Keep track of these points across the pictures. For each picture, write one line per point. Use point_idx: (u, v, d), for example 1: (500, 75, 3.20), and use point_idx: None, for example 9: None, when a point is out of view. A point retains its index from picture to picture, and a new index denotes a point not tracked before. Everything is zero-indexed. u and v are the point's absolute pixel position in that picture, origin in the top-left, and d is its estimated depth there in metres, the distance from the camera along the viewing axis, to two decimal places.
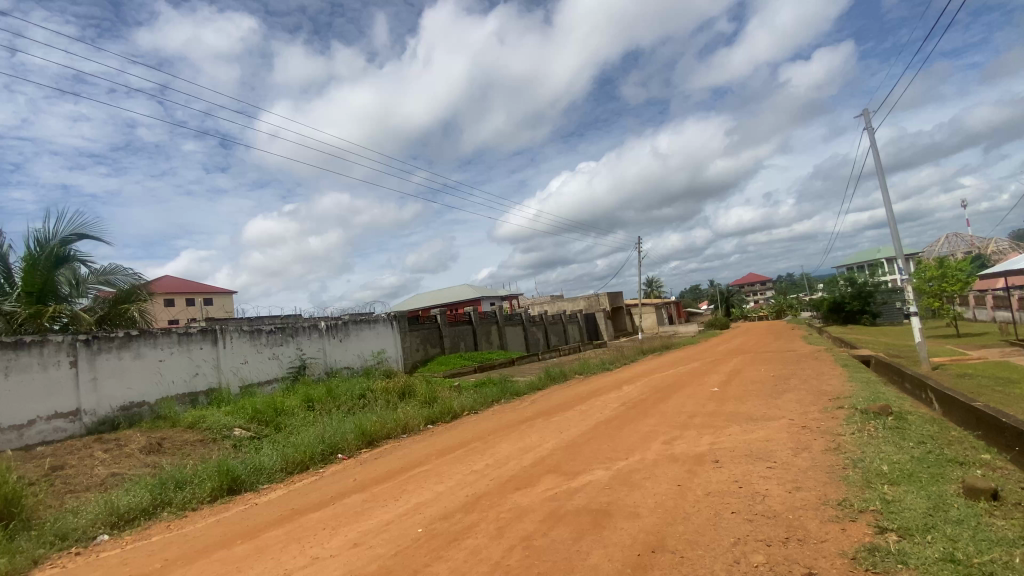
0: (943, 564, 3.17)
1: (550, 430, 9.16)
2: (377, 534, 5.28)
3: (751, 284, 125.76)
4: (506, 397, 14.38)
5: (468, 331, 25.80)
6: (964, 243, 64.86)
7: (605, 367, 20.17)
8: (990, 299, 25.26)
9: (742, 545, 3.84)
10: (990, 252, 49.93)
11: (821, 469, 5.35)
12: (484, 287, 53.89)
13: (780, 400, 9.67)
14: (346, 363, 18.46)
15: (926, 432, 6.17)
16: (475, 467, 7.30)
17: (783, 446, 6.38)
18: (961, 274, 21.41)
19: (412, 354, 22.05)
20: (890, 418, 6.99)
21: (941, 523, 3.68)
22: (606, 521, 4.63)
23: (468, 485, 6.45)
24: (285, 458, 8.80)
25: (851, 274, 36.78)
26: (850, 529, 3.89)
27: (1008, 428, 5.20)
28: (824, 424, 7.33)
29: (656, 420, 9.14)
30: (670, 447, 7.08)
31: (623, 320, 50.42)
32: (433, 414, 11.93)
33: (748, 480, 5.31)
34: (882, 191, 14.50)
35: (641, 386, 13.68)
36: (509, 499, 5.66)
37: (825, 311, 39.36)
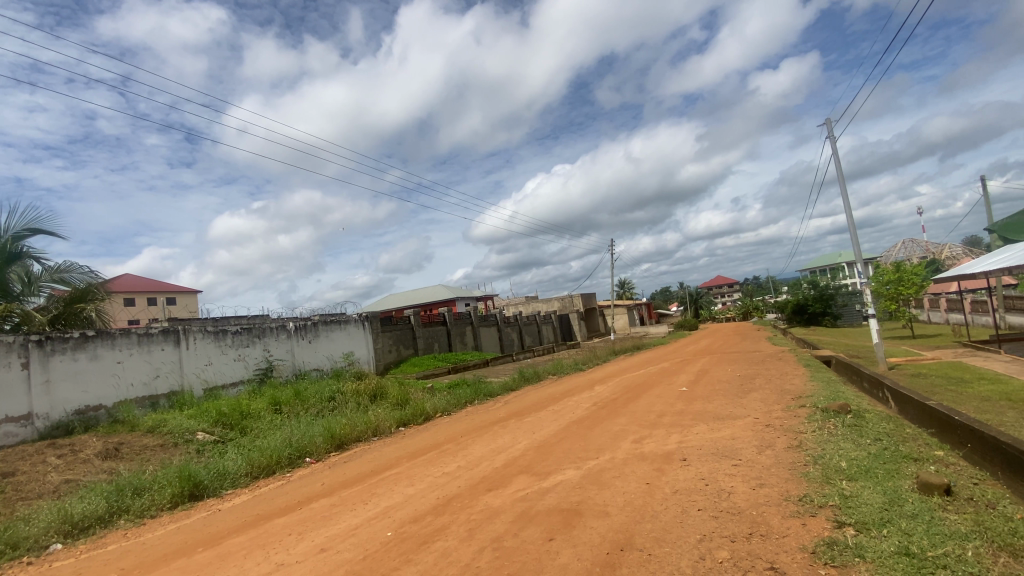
0: (898, 558, 3.29)
1: (522, 431, 9.15)
2: (345, 538, 5.16)
3: (720, 286, 128.81)
4: (480, 397, 14.35)
5: (442, 332, 25.64)
6: (919, 249, 67.89)
7: (578, 367, 20.34)
8: (943, 302, 26.60)
9: (708, 542, 3.91)
10: (944, 257, 52.43)
11: (783, 466, 5.51)
12: (459, 288, 53.74)
13: (746, 399, 9.91)
14: (316, 364, 18.08)
15: (882, 429, 6.43)
16: (446, 469, 7.24)
17: (748, 444, 6.56)
18: (916, 278, 22.45)
19: (384, 355, 21.78)
20: (849, 416, 7.26)
21: (896, 517, 3.83)
22: (576, 521, 4.66)
23: (439, 487, 6.39)
24: (250, 463, 8.55)
25: (814, 277, 38.28)
26: (810, 525, 4.01)
27: (960, 425, 5.45)
28: (787, 422, 7.55)
29: (626, 419, 9.26)
30: (639, 446, 7.18)
31: (597, 321, 51.05)
32: (405, 416, 11.81)
33: (714, 477, 5.42)
34: (843, 198, 15.05)
35: (613, 386, 13.85)
36: (480, 500, 5.63)
37: (789, 314, 40.59)
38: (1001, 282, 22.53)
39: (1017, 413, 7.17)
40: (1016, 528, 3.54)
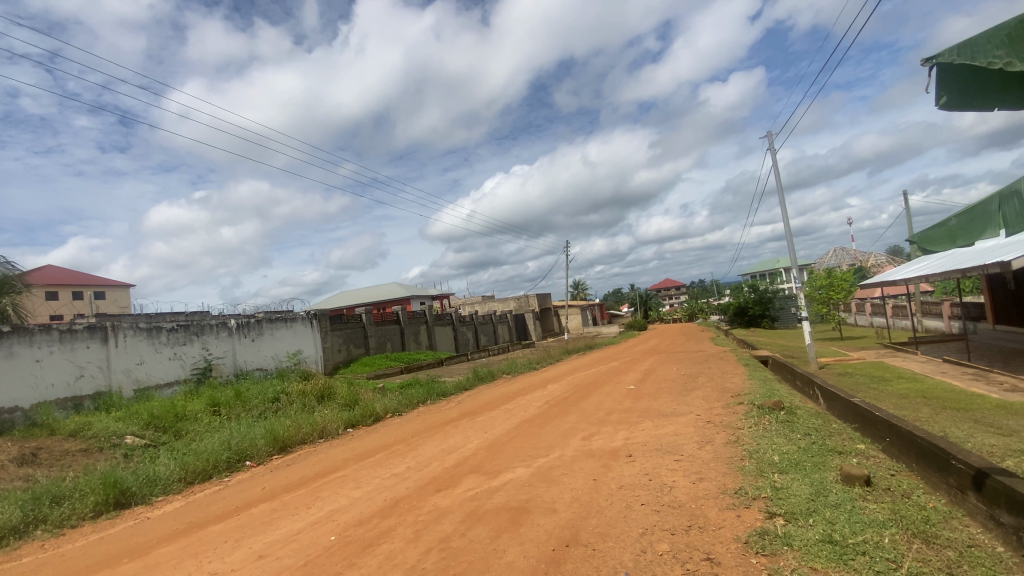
0: (822, 545, 3.51)
1: (473, 430, 9.10)
2: (285, 544, 4.96)
3: (669, 288, 133.68)
4: (432, 397, 14.17)
5: (395, 331, 25.16)
6: (847, 257, 72.86)
7: (532, 367, 20.47)
8: (868, 306, 28.69)
9: (649, 535, 4.04)
10: (870, 264, 56.57)
11: (721, 461, 5.76)
12: (414, 287, 52.96)
13: (690, 396, 10.30)
14: (259, 364, 17.29)
15: (811, 425, 6.85)
16: (394, 470, 7.09)
17: (690, 440, 6.81)
18: (845, 284, 24.07)
19: (333, 355, 21.12)
20: (782, 412, 7.70)
21: (821, 507, 4.09)
22: (524, 519, 4.67)
23: (386, 489, 6.25)
24: (184, 467, 8.06)
25: (754, 282, 40.37)
26: (744, 516, 4.21)
27: (879, 420, 5.89)
28: (727, 419, 7.90)
29: (576, 417, 9.40)
30: (588, 443, 7.31)
31: (551, 321, 51.65)
32: (353, 418, 11.46)
33: (657, 473, 5.59)
34: (783, 208, 15.67)
35: (564, 385, 14.03)
36: (429, 501, 5.55)
37: (731, 316, 42.55)
38: (918, 288, 24.52)
39: (928, 409, 7.81)
40: (927, 516, 3.86)
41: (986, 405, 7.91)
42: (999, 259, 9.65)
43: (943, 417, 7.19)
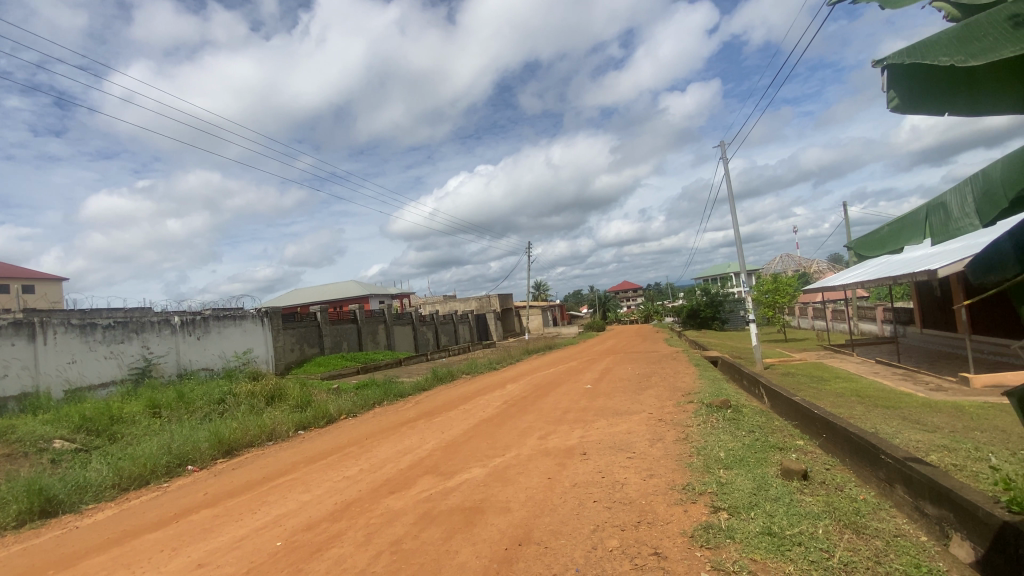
0: (762, 537, 3.67)
1: (430, 431, 8.98)
2: (227, 551, 4.74)
3: (626, 291, 136.98)
4: (389, 398, 13.90)
5: (352, 330, 24.60)
6: (792, 264, 76.74)
7: (491, 366, 20.46)
8: (810, 310, 30.34)
9: (601, 532, 4.10)
10: (813, 271, 59.86)
11: (671, 457, 5.93)
12: (373, 286, 51.94)
13: (644, 395, 10.57)
14: (204, 364, 16.48)
15: (756, 422, 7.16)
16: (346, 473, 6.92)
17: (642, 438, 6.97)
18: (790, 288, 25.30)
19: (286, 354, 20.38)
20: (729, 410, 8.02)
21: (762, 501, 4.27)
22: (477, 519, 4.65)
23: (337, 492, 6.08)
24: (118, 473, 7.58)
25: (706, 285, 41.92)
26: (690, 511, 4.35)
27: (817, 418, 6.22)
28: (677, 417, 8.15)
29: (533, 416, 9.45)
30: (544, 442, 7.37)
31: (512, 321, 51.77)
32: (305, 419, 11.10)
33: (610, 470, 5.70)
34: (732, 214, 16.41)
35: (523, 385, 14.07)
36: (381, 503, 5.44)
37: (684, 318, 43.99)
38: (855, 294, 26.13)
39: (862, 408, 8.31)
40: (858, 507, 4.10)
41: (913, 404, 8.48)
42: (927, 267, 10.37)
43: (875, 414, 7.66)
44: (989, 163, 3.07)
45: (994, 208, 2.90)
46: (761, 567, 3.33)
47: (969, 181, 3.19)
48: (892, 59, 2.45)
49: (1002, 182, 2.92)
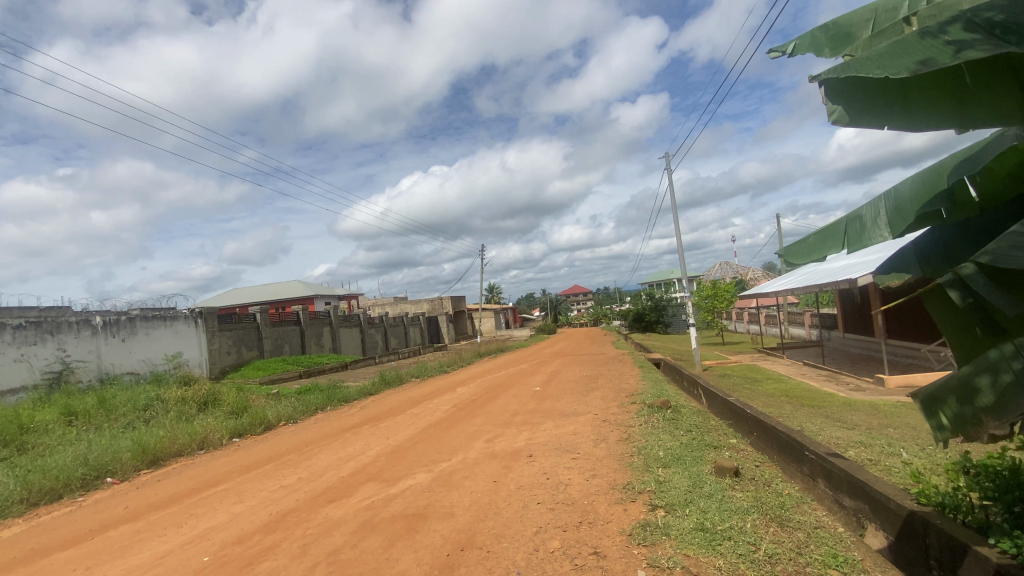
0: (696, 533, 3.82)
1: (374, 436, 8.75)
2: (149, 569, 4.41)
3: (576, 295, 139.71)
4: (333, 403, 13.43)
5: (295, 332, 23.65)
6: (730, 271, 80.84)
7: (441, 368, 20.26)
8: (746, 315, 32.06)
9: (543, 533, 4.14)
10: (750, 277, 63.35)
11: (613, 457, 6.08)
12: (318, 287, 50.18)
13: (590, 397, 10.78)
14: (129, 368, 15.31)
15: (693, 422, 7.47)
16: (283, 482, 6.62)
17: (587, 439, 7.10)
18: (727, 294, 26.62)
19: (222, 358, 19.28)
20: (668, 410, 8.32)
21: (696, 498, 4.45)
22: (420, 525, 4.58)
23: (273, 502, 5.81)
24: (26, 487, 6.88)
25: (651, 290, 43.40)
26: (630, 509, 4.47)
27: (748, 417, 6.56)
28: (620, 417, 8.37)
29: (481, 419, 9.42)
30: (491, 445, 7.35)
31: (463, 323, 51.42)
32: (240, 426, 10.53)
33: (554, 472, 5.76)
34: (674, 222, 17.17)
35: (472, 388, 13.98)
36: (320, 512, 5.24)
37: (631, 321, 45.34)
38: (785, 300, 27.90)
39: (789, 407, 8.86)
40: (783, 501, 4.37)
41: (835, 403, 9.10)
42: (848, 276, 11.22)
43: (801, 413, 8.18)
44: (898, 183, 3.40)
45: (904, 222, 3.19)
46: (695, 563, 3.45)
47: (882, 197, 3.49)
48: (827, 73, 2.48)
49: (912, 199, 3.24)
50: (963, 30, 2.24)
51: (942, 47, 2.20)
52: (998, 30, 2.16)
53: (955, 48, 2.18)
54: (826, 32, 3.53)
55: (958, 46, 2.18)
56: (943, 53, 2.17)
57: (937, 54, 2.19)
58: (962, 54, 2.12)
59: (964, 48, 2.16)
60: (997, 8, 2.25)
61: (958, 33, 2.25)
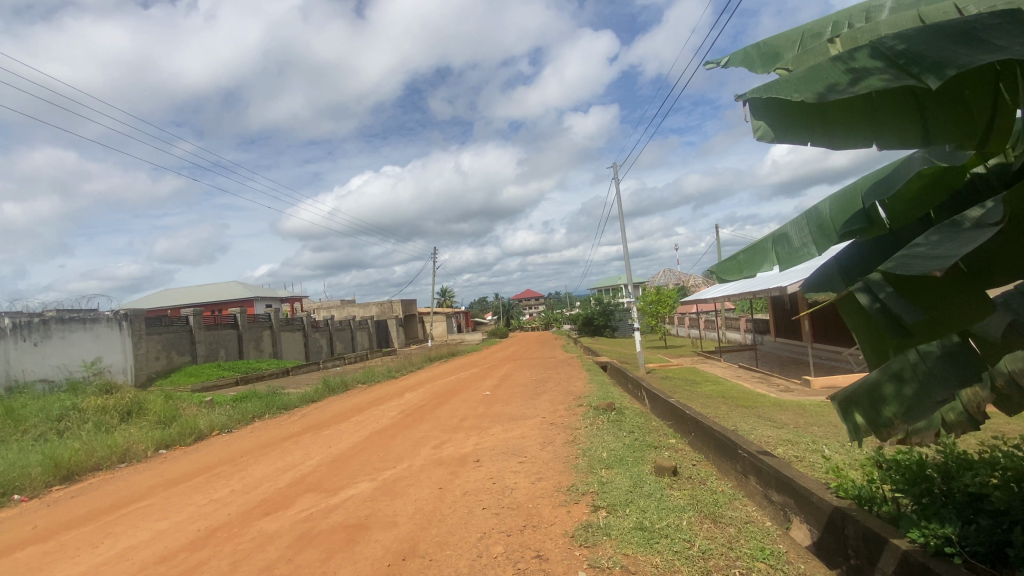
0: (636, 532, 3.93)
1: (316, 445, 8.44)
2: None
3: (528, 299, 140.98)
4: (271, 410, 12.83)
5: (231, 336, 22.43)
6: (673, 278, 83.93)
7: (388, 373, 19.84)
8: (687, 320, 33.52)
9: (487, 539, 4.13)
10: (691, 285, 66.22)
11: (559, 460, 6.16)
12: (258, 288, 47.89)
13: (538, 400, 10.88)
14: (41, 374, 13.97)
15: (636, 423, 7.69)
16: (214, 495, 6.24)
17: (534, 442, 7.16)
18: (671, 299, 27.73)
19: (149, 363, 17.96)
20: (612, 412, 8.52)
21: (637, 498, 4.59)
22: (361, 536, 4.44)
23: (202, 517, 5.46)
24: None
25: (599, 295, 44.51)
26: (573, 511, 4.54)
27: (687, 417, 6.83)
28: (567, 420, 8.49)
29: (429, 425, 9.28)
30: (438, 451, 7.26)
31: (414, 327, 50.54)
32: (168, 436, 9.85)
33: (501, 476, 5.76)
34: (621, 230, 17.78)
35: (420, 394, 13.76)
36: (254, 526, 4.98)
37: (580, 325, 46.24)
38: (723, 306, 29.41)
39: (725, 408, 9.31)
40: (716, 498, 4.58)
41: (766, 404, 9.65)
42: (779, 284, 11.98)
43: (734, 413, 8.63)
44: (817, 201, 3.67)
45: (829, 240, 3.47)
46: (633, 561, 3.55)
47: (803, 216, 3.75)
48: (753, 93, 2.63)
49: (832, 219, 3.53)
50: (868, 57, 2.38)
51: (844, 74, 2.39)
52: (900, 59, 2.24)
53: (856, 77, 2.35)
54: (758, 50, 3.76)
55: (858, 75, 2.34)
56: (845, 80, 2.35)
57: (841, 80, 2.37)
58: (861, 82, 2.30)
59: (864, 76, 2.32)
60: (900, 37, 2.32)
61: (861, 60, 2.40)
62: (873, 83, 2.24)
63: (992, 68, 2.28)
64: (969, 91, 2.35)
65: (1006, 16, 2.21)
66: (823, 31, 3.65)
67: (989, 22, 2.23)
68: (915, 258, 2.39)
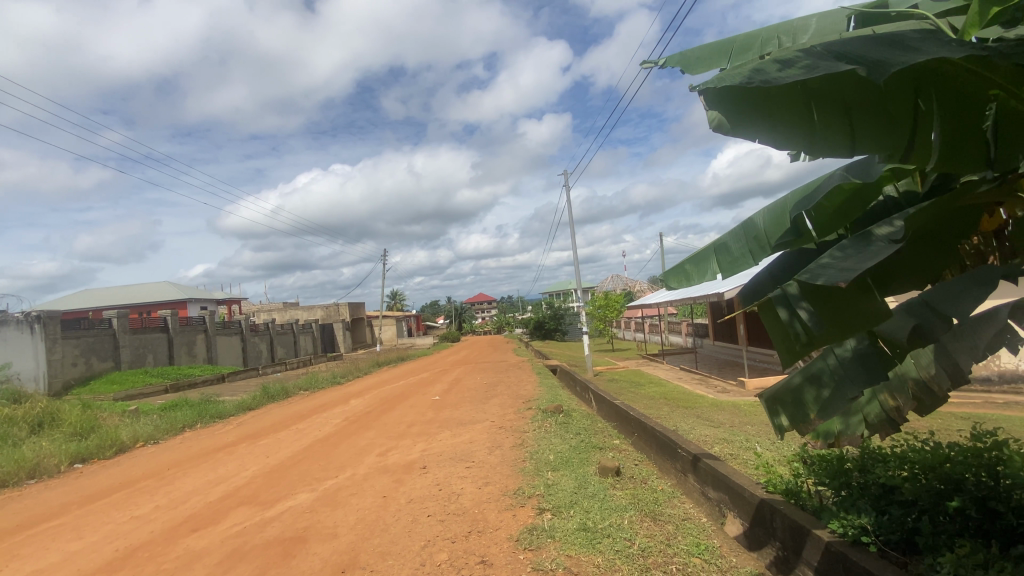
0: (578, 533, 4.00)
1: (253, 455, 8.03)
2: None
3: (480, 303, 140.74)
4: (204, 419, 12.11)
5: (161, 340, 20.99)
6: (621, 284, 86.25)
7: (334, 379, 19.21)
8: (633, 324, 34.64)
9: (431, 547, 4.06)
10: (637, 289, 68.48)
11: (506, 464, 6.17)
12: (193, 289, 45.12)
13: (487, 404, 10.86)
14: None
15: (582, 425, 7.84)
16: (136, 512, 5.79)
17: (482, 446, 7.13)
18: (618, 304, 28.52)
19: (65, 370, 16.48)
20: (560, 415, 8.64)
21: (581, 499, 4.66)
22: (298, 549, 4.26)
23: (121, 537, 5.05)
24: None
25: (550, 299, 45.13)
26: (518, 514, 4.56)
27: (631, 418, 7.03)
28: (516, 423, 8.52)
29: (374, 432, 9.04)
30: (383, 458, 7.09)
31: (362, 331, 49.23)
32: (86, 449, 9.08)
33: (447, 482, 5.69)
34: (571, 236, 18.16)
35: (366, 400, 13.40)
36: (179, 544, 4.65)
37: (531, 329, 46.69)
38: (667, 310, 30.63)
39: (667, 409, 9.66)
40: (656, 497, 4.74)
41: (705, 404, 10.09)
42: (718, 291, 12.60)
43: (675, 414, 8.99)
44: (751, 213, 3.89)
45: (763, 251, 3.69)
46: (575, 562, 3.60)
47: (739, 228, 3.96)
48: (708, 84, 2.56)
49: (766, 232, 3.75)
50: (796, 51, 2.49)
51: (769, 63, 2.48)
52: (840, 56, 2.33)
53: (782, 65, 2.44)
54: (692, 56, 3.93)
55: (784, 64, 2.43)
56: (771, 67, 2.45)
57: (767, 68, 2.45)
58: (786, 69, 2.40)
59: (787, 65, 2.42)
60: (829, 43, 2.46)
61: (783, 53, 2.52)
62: (798, 71, 2.35)
63: (912, 81, 2.35)
64: (892, 103, 2.41)
65: (926, 35, 2.38)
66: (753, 43, 3.86)
67: (912, 36, 2.38)
68: (829, 272, 2.55)
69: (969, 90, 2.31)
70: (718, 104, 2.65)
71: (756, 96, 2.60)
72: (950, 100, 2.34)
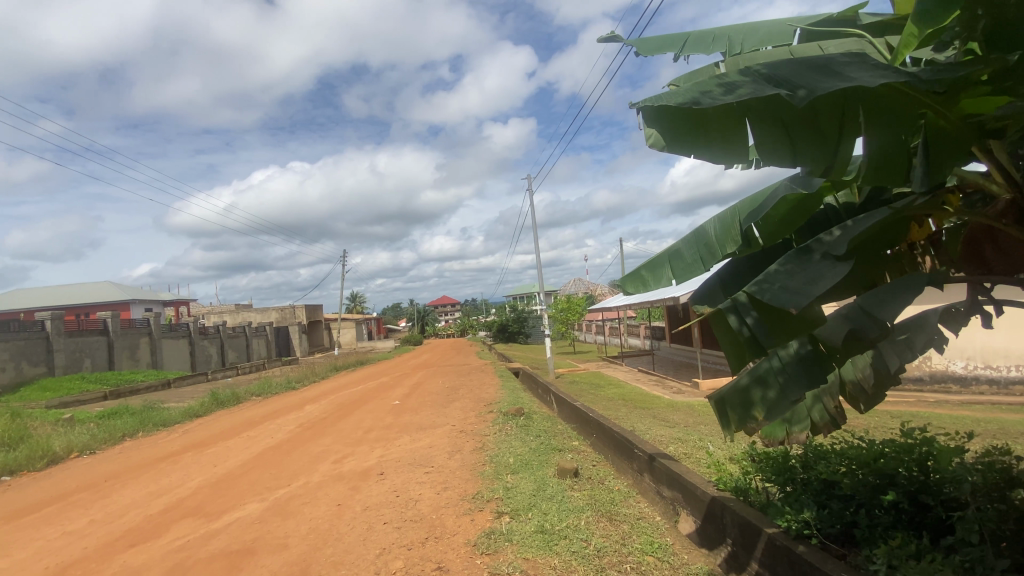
0: (535, 535, 4.02)
1: (200, 464, 7.65)
2: None
3: (443, 305, 139.66)
4: (147, 427, 11.44)
5: (100, 344, 19.74)
6: (583, 288, 87.47)
7: (289, 383, 18.59)
8: (594, 327, 35.21)
9: (386, 555, 3.99)
10: (599, 293, 69.66)
11: (466, 468, 6.13)
12: (137, 290, 42.67)
13: (449, 408, 10.76)
14: None
15: (542, 427, 7.90)
16: (68, 527, 5.41)
17: (441, 451, 7.07)
18: (580, 307, 28.90)
19: None
20: (521, 417, 8.67)
21: (539, 501, 4.69)
22: (246, 562, 4.09)
23: (51, 554, 4.70)
24: None
25: (513, 302, 45.22)
26: (477, 518, 4.54)
27: (590, 419, 7.13)
28: (476, 427, 8.49)
29: (330, 438, 8.79)
30: (339, 465, 6.91)
31: (320, 334, 47.86)
32: (12, 461, 8.41)
33: (404, 488, 5.61)
34: (534, 239, 18.28)
35: (323, 405, 13.02)
36: (115, 561, 4.38)
37: (494, 332, 46.67)
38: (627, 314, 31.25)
39: (625, 410, 9.84)
40: (613, 497, 4.83)
41: (661, 405, 10.37)
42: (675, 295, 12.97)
43: (633, 415, 9.18)
44: (704, 220, 4.02)
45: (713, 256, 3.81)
46: (532, 565, 3.62)
47: (692, 234, 4.07)
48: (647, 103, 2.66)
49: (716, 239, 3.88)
50: (739, 73, 2.62)
51: (715, 85, 2.59)
52: (773, 80, 2.44)
53: (725, 88, 2.55)
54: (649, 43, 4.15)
55: (728, 87, 2.55)
56: (717, 89, 2.56)
57: (713, 90, 2.56)
58: (732, 91, 2.51)
59: (732, 87, 2.54)
60: (766, 65, 2.60)
61: (728, 76, 2.64)
62: (742, 92, 2.44)
63: (840, 100, 2.47)
64: (823, 120, 2.53)
65: (853, 58, 2.54)
66: (704, 40, 4.06)
67: (840, 60, 2.53)
68: (774, 290, 2.70)
69: (894, 107, 2.46)
70: (657, 121, 2.75)
71: (695, 115, 2.70)
72: (876, 118, 2.48)
